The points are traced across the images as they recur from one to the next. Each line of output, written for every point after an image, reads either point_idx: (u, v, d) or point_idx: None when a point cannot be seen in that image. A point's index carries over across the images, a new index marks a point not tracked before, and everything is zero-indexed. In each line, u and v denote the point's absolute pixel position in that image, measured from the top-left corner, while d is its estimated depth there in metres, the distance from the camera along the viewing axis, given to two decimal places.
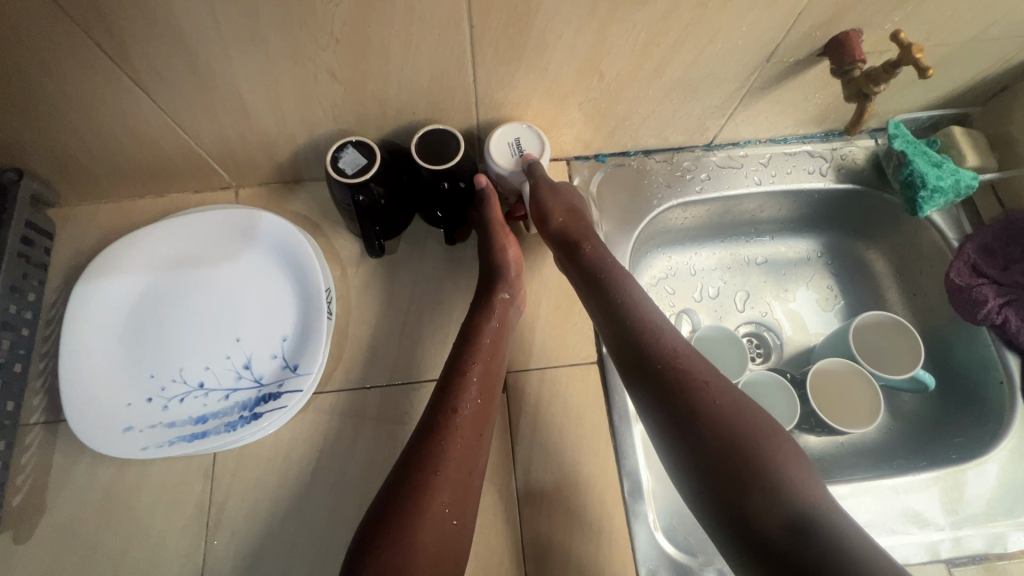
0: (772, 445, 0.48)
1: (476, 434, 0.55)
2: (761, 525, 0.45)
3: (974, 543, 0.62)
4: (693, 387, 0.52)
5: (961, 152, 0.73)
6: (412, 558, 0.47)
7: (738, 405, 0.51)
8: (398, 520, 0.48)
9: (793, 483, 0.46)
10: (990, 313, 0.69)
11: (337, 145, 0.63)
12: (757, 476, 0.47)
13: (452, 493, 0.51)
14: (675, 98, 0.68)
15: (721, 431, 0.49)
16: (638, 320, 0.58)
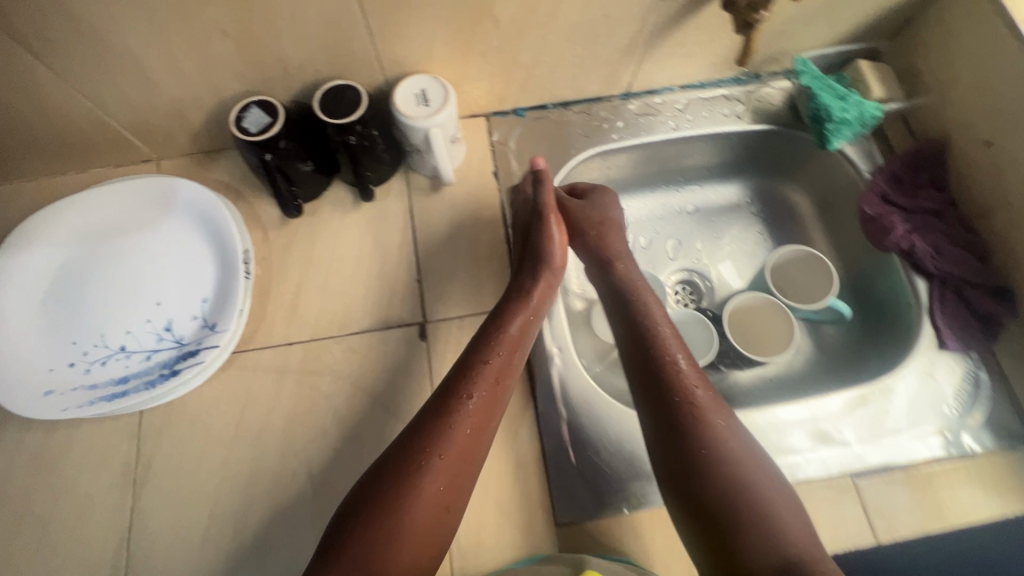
0: (768, 490, 0.51)
1: (483, 429, 0.55)
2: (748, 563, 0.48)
3: (880, 456, 0.63)
4: (701, 419, 0.55)
5: (868, 85, 0.74)
6: (398, 532, 0.48)
7: (740, 444, 0.54)
8: (390, 503, 0.49)
9: (787, 527, 0.49)
10: (897, 240, 0.70)
11: (241, 105, 0.63)
12: (752, 529, 0.49)
13: (452, 487, 0.51)
14: (578, 44, 0.69)
15: (730, 464, 0.52)
16: (656, 346, 0.60)
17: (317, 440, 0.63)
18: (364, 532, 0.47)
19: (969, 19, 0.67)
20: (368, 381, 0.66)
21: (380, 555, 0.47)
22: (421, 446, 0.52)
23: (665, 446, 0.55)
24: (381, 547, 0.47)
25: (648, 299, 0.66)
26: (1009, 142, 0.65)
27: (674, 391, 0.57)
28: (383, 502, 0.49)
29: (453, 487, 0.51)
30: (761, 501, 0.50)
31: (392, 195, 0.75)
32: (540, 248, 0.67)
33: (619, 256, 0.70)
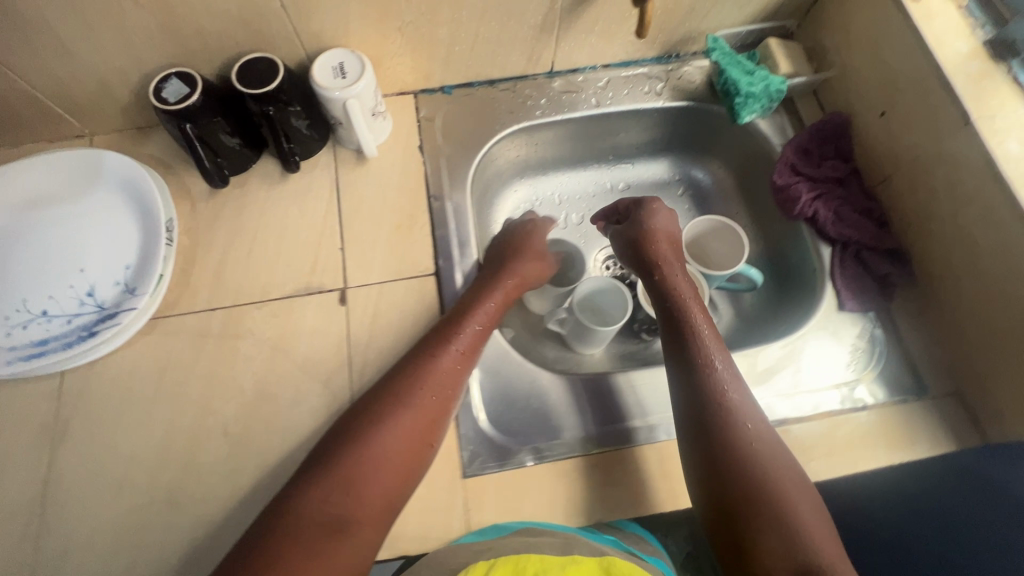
0: (799, 502, 0.54)
1: (450, 393, 0.59)
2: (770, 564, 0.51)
3: (780, 409, 0.65)
4: (737, 428, 0.57)
5: (776, 62, 0.78)
6: (364, 456, 0.53)
7: (775, 455, 0.56)
8: (363, 445, 0.54)
9: (812, 537, 0.52)
10: (803, 207, 0.73)
11: (160, 76, 0.66)
12: (779, 533, 0.52)
13: (422, 441, 0.56)
14: (492, 20, 0.72)
15: (764, 474, 0.55)
16: (700, 354, 0.62)
17: (234, 400, 0.65)
18: (335, 467, 0.53)
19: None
20: (287, 344, 0.67)
21: (350, 490, 0.52)
22: (398, 403, 0.57)
23: (702, 445, 0.58)
24: (351, 482, 0.52)
25: (693, 305, 0.67)
26: (899, 111, 0.68)
27: (713, 398, 0.59)
28: (358, 442, 0.54)
29: (422, 438, 0.57)
30: (784, 509, 0.53)
31: (319, 169, 0.77)
32: (513, 250, 0.73)
33: (667, 265, 0.70)
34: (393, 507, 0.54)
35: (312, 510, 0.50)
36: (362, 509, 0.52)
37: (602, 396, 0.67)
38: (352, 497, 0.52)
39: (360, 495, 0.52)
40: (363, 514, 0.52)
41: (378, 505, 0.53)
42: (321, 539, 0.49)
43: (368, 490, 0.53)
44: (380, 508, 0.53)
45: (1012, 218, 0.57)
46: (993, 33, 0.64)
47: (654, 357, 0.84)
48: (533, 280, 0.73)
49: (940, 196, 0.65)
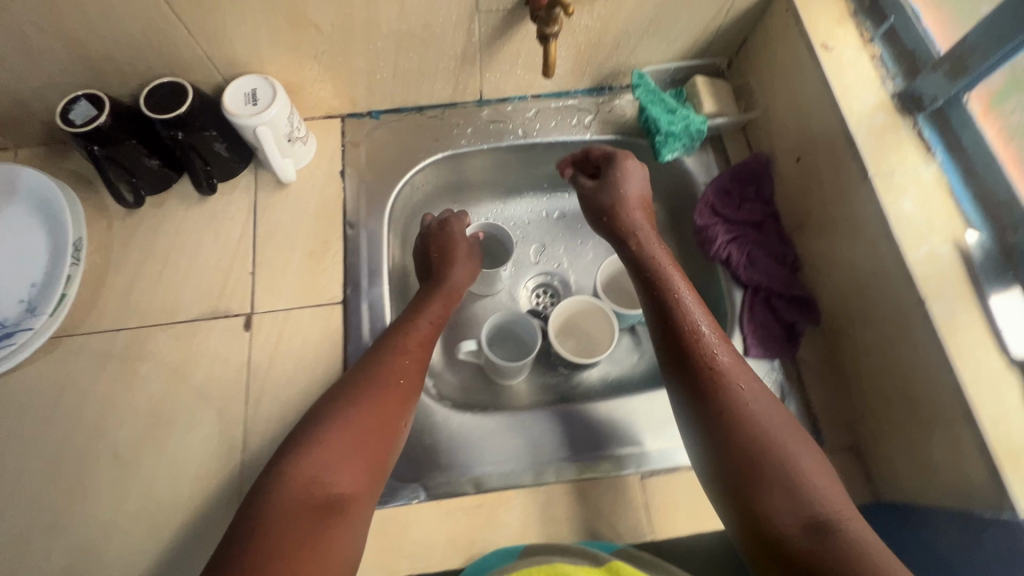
0: (802, 456, 0.50)
1: (417, 370, 0.63)
2: (783, 528, 0.47)
3: (674, 456, 0.65)
4: (724, 391, 0.54)
5: (700, 101, 0.77)
6: (332, 434, 0.55)
7: (769, 412, 0.53)
8: (338, 423, 0.55)
9: (820, 491, 0.48)
10: (718, 250, 0.73)
11: (69, 98, 0.66)
12: (784, 492, 0.48)
13: (397, 416, 0.59)
14: (410, 51, 0.71)
15: (756, 433, 0.51)
16: (683, 319, 0.58)
17: (127, 423, 0.65)
18: (314, 444, 0.54)
19: (782, 42, 0.70)
20: (187, 368, 0.68)
21: (331, 464, 0.53)
22: (368, 385, 0.59)
23: (691, 422, 0.55)
24: (331, 456, 0.53)
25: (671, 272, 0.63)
26: (811, 158, 0.68)
27: (700, 365, 0.55)
28: (334, 422, 0.56)
29: (398, 412, 0.59)
30: (789, 467, 0.49)
31: (238, 190, 0.77)
32: (447, 251, 0.76)
33: (638, 232, 0.68)
34: (376, 478, 0.56)
35: (296, 489, 0.51)
36: (347, 482, 0.53)
37: (495, 435, 0.66)
38: (340, 471, 0.53)
39: (343, 469, 0.53)
40: (349, 486, 0.53)
41: (362, 480, 0.54)
42: (309, 513, 0.50)
43: (344, 466, 0.54)
44: (363, 480, 0.54)
45: (901, 278, 0.56)
46: (903, 86, 0.63)
47: (574, 391, 0.81)
48: (466, 281, 0.75)
49: (843, 249, 0.64)
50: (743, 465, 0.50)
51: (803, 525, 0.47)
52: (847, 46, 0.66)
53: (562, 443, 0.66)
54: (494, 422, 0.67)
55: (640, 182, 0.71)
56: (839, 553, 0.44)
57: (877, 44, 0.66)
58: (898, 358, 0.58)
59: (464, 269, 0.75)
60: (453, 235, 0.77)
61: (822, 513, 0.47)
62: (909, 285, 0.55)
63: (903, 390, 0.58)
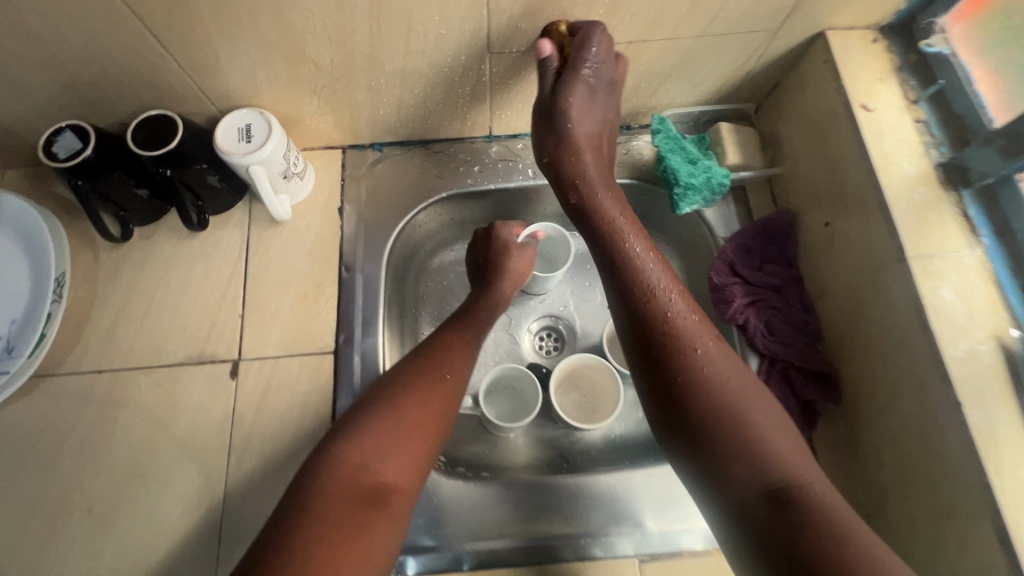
0: (760, 419, 0.49)
1: (465, 363, 0.62)
2: (738, 493, 0.47)
3: (678, 539, 0.61)
4: (680, 350, 0.52)
5: (723, 150, 0.72)
6: (375, 424, 0.54)
7: (727, 373, 0.51)
8: (386, 416, 0.55)
9: (780, 458, 0.47)
10: (734, 313, 0.67)
11: (53, 128, 0.62)
12: (739, 460, 0.48)
13: (445, 409, 0.58)
14: (415, 88, 0.67)
15: (714, 397, 0.50)
16: (633, 279, 0.56)
17: (105, 474, 0.62)
18: (362, 435, 0.53)
19: (817, 95, 0.65)
20: (169, 417, 0.65)
21: (377, 454, 0.52)
22: (415, 377, 0.58)
23: (648, 384, 0.54)
24: (375, 446, 0.53)
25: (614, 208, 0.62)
26: (840, 225, 0.63)
27: (653, 325, 0.54)
28: (381, 413, 0.55)
29: (445, 405, 0.58)
30: (746, 431, 0.49)
31: (231, 225, 0.73)
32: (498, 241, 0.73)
33: (587, 184, 0.63)
34: (421, 471, 0.54)
35: (343, 477, 0.50)
36: (390, 471, 0.52)
37: (492, 507, 0.63)
38: (386, 461, 0.52)
39: (387, 460, 0.52)
40: (392, 478, 0.52)
41: (407, 472, 0.53)
42: (357, 505, 0.49)
43: (389, 456, 0.53)
44: (406, 472, 0.53)
45: (934, 375, 0.52)
46: (948, 155, 0.58)
47: (574, 449, 0.76)
48: (525, 271, 0.73)
49: (869, 329, 0.59)
50: (700, 430, 0.50)
51: (758, 488, 0.47)
52: (888, 107, 0.60)
53: (561, 519, 0.62)
54: (491, 492, 0.63)
55: (591, 124, 0.62)
56: (799, 517, 0.44)
57: (922, 106, 0.61)
58: (921, 457, 0.53)
59: (517, 278, 0.72)
60: (507, 244, 0.73)
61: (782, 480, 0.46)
62: (942, 384, 0.51)
63: (925, 495, 0.53)
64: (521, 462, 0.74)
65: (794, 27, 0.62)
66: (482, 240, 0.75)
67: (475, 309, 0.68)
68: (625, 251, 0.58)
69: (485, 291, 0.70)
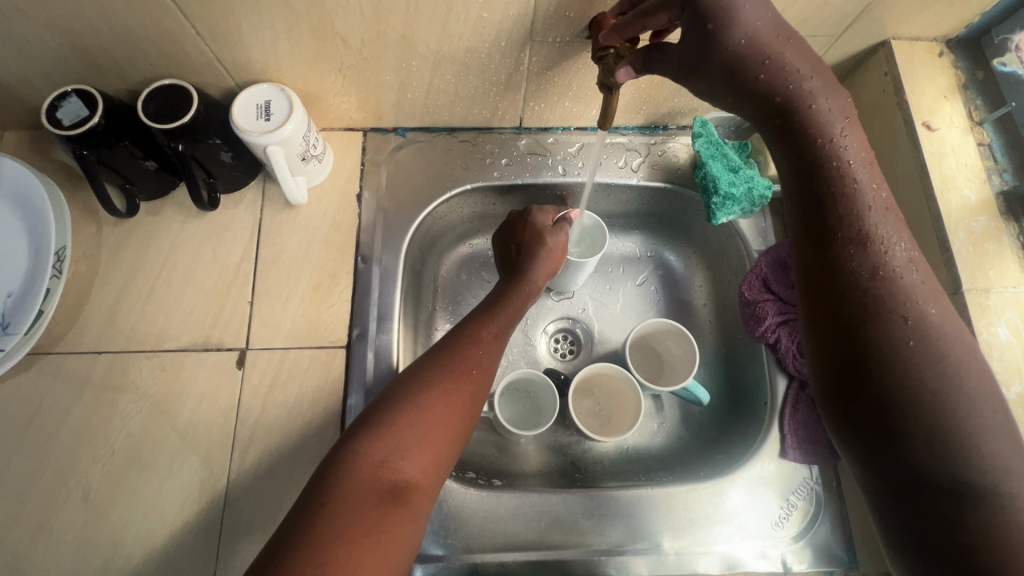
0: (973, 408, 0.41)
1: (491, 358, 0.58)
2: (912, 483, 0.42)
3: (696, 560, 0.60)
4: (885, 315, 0.44)
5: (766, 160, 0.72)
6: (415, 406, 0.50)
7: (937, 346, 0.43)
8: (410, 408, 0.50)
9: (979, 459, 0.40)
10: (766, 331, 0.66)
11: (58, 93, 0.58)
12: (935, 447, 0.41)
13: (472, 405, 0.54)
14: (449, 73, 0.63)
15: (918, 369, 0.42)
16: (850, 225, 0.46)
17: (102, 462, 0.59)
18: (387, 424, 0.49)
19: (873, 111, 0.62)
20: (170, 405, 0.62)
21: (398, 446, 0.48)
22: (439, 366, 0.54)
23: (827, 342, 0.46)
24: (397, 438, 0.48)
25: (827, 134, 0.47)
26: None
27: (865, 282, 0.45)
28: (406, 406, 0.50)
29: (471, 400, 0.54)
30: (948, 422, 0.41)
31: (243, 205, 0.70)
32: (530, 232, 0.70)
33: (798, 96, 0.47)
34: (443, 468, 0.50)
35: (362, 470, 0.46)
36: (413, 467, 0.47)
37: (506, 520, 0.60)
38: (407, 453, 0.48)
39: (411, 452, 0.48)
40: (414, 474, 0.47)
41: (431, 467, 0.48)
42: (377, 502, 0.44)
43: (416, 445, 0.48)
44: (431, 467, 0.49)
45: None
46: (1011, 183, 0.56)
47: (587, 460, 0.73)
48: (560, 258, 0.69)
49: None
50: (885, 409, 0.43)
51: (933, 486, 0.41)
52: (948, 129, 0.57)
53: (575, 536, 0.60)
54: (504, 504, 0.61)
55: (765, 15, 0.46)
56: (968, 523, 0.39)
57: (986, 128, 0.58)
58: None
59: (552, 265, 0.68)
60: (542, 229, 0.69)
61: (967, 483, 0.40)
62: None
63: None
64: (531, 469, 0.71)
65: (856, 35, 0.59)
66: (516, 225, 0.71)
67: (508, 300, 0.64)
68: (846, 191, 0.46)
69: (519, 279, 0.66)
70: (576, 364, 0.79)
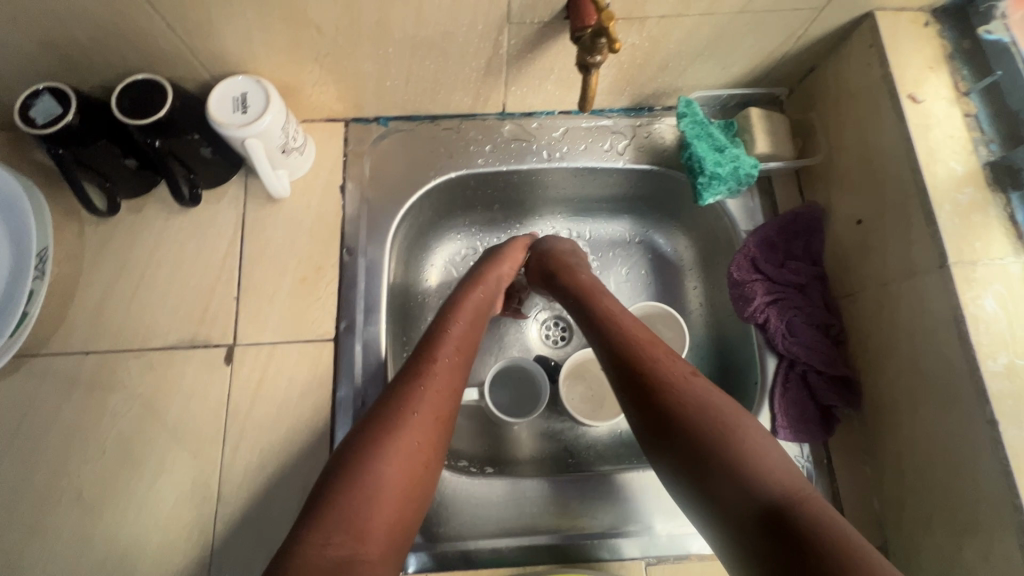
0: (744, 432, 0.44)
1: (452, 389, 0.53)
2: (737, 513, 0.41)
3: (689, 542, 0.60)
4: (660, 381, 0.48)
5: (753, 137, 0.68)
6: (378, 470, 0.45)
7: (711, 392, 0.48)
8: (369, 477, 0.45)
9: (776, 481, 0.42)
10: (755, 311, 0.65)
11: (29, 91, 0.56)
12: (730, 470, 0.42)
13: (434, 457, 0.49)
14: (427, 59, 0.62)
15: (695, 408, 0.46)
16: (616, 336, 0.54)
17: (92, 462, 0.59)
18: (343, 495, 0.44)
19: (860, 84, 0.61)
20: (159, 404, 0.62)
21: (351, 520, 0.43)
22: (400, 419, 0.49)
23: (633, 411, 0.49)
24: (351, 511, 0.43)
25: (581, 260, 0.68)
26: (875, 223, 0.60)
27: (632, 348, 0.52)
28: (364, 473, 0.45)
29: (435, 450, 0.50)
30: (745, 450, 0.43)
31: (226, 200, 0.69)
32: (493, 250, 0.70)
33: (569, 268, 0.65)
34: (404, 533, 0.46)
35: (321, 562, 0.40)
36: (370, 542, 0.43)
37: (498, 506, 0.61)
38: (365, 528, 0.43)
39: (369, 527, 0.43)
40: (372, 550, 0.43)
41: (391, 539, 0.44)
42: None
43: (380, 519, 0.44)
44: (391, 538, 0.44)
45: (971, 391, 0.49)
46: (998, 154, 0.55)
47: (580, 446, 0.73)
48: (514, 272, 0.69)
49: (902, 333, 0.56)
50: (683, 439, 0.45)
51: (755, 507, 0.40)
52: (934, 101, 0.57)
53: (565, 520, 0.61)
54: (496, 490, 0.61)
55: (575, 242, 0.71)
56: (805, 541, 0.37)
57: (973, 98, 0.57)
58: (950, 474, 0.51)
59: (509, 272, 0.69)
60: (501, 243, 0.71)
61: (783, 501, 0.40)
62: (979, 399, 0.49)
63: (946, 508, 0.52)
64: (524, 455, 0.71)
65: (839, 7, 0.58)
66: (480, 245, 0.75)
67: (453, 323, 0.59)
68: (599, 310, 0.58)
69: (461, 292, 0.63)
70: (568, 351, 0.79)
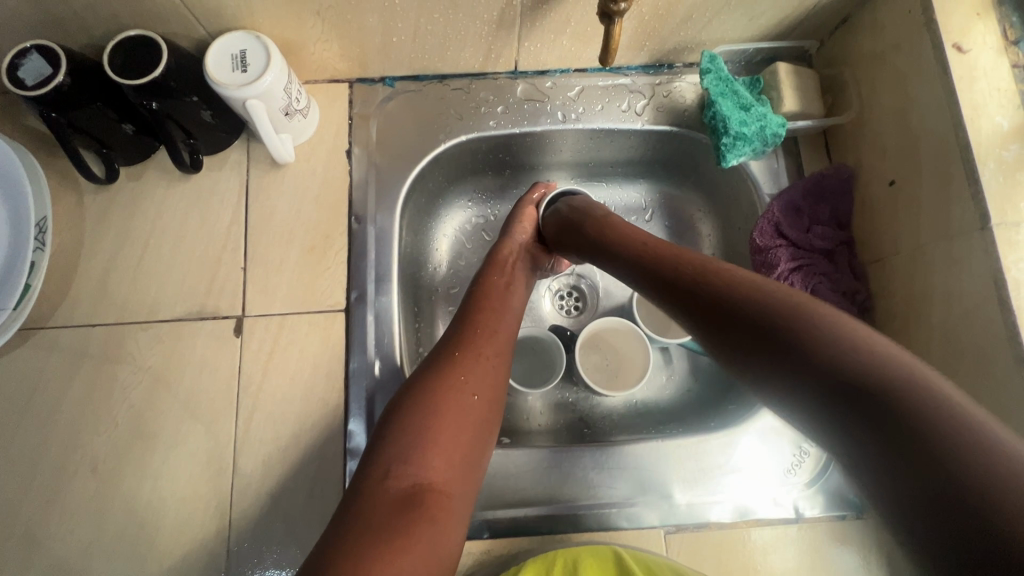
0: (823, 321, 0.37)
1: (497, 352, 0.54)
2: (820, 376, 0.34)
3: (708, 510, 0.60)
4: (710, 287, 0.44)
5: (780, 94, 0.65)
6: (433, 411, 0.47)
7: (758, 291, 0.41)
8: (421, 412, 0.47)
9: (844, 338, 0.35)
10: (779, 278, 0.62)
11: (17, 49, 0.53)
12: (812, 341, 0.36)
13: (486, 390, 0.51)
14: (436, 10, 0.58)
15: (763, 312, 0.40)
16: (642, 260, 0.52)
17: (107, 435, 0.59)
18: (398, 427, 0.46)
19: (900, 33, 0.57)
20: (169, 376, 0.60)
21: (410, 446, 0.45)
22: (441, 363, 0.51)
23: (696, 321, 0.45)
24: (408, 440, 0.45)
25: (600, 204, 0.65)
26: (909, 184, 0.57)
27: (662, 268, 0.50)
28: (419, 411, 0.47)
29: (486, 386, 0.51)
30: (842, 349, 0.34)
31: (228, 167, 0.67)
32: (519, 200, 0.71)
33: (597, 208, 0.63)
34: (470, 465, 0.47)
35: (385, 486, 0.43)
36: (432, 467, 0.45)
37: (516, 477, 0.60)
38: (425, 453, 0.45)
39: (428, 452, 0.45)
40: (439, 475, 0.45)
41: (452, 469, 0.46)
42: (398, 512, 0.41)
43: (437, 450, 0.46)
44: (453, 469, 0.46)
45: (1009, 358, 0.48)
46: None
47: (596, 416, 0.72)
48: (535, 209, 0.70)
49: (935, 298, 0.54)
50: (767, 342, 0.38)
51: (843, 391, 0.33)
52: (979, 52, 0.53)
53: (586, 490, 0.60)
54: (515, 462, 0.60)
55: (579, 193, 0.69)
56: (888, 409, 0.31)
57: None
58: None
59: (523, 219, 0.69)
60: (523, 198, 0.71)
61: (881, 384, 0.31)
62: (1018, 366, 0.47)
63: None
64: (539, 426, 0.70)
65: None
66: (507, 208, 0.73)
67: (488, 278, 0.62)
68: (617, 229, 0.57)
69: (488, 256, 0.65)
70: (583, 320, 0.77)
